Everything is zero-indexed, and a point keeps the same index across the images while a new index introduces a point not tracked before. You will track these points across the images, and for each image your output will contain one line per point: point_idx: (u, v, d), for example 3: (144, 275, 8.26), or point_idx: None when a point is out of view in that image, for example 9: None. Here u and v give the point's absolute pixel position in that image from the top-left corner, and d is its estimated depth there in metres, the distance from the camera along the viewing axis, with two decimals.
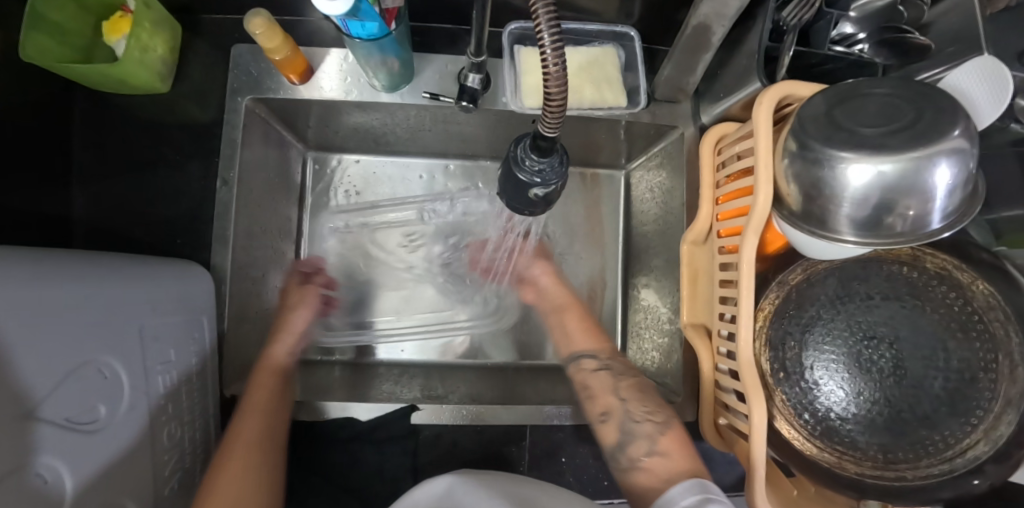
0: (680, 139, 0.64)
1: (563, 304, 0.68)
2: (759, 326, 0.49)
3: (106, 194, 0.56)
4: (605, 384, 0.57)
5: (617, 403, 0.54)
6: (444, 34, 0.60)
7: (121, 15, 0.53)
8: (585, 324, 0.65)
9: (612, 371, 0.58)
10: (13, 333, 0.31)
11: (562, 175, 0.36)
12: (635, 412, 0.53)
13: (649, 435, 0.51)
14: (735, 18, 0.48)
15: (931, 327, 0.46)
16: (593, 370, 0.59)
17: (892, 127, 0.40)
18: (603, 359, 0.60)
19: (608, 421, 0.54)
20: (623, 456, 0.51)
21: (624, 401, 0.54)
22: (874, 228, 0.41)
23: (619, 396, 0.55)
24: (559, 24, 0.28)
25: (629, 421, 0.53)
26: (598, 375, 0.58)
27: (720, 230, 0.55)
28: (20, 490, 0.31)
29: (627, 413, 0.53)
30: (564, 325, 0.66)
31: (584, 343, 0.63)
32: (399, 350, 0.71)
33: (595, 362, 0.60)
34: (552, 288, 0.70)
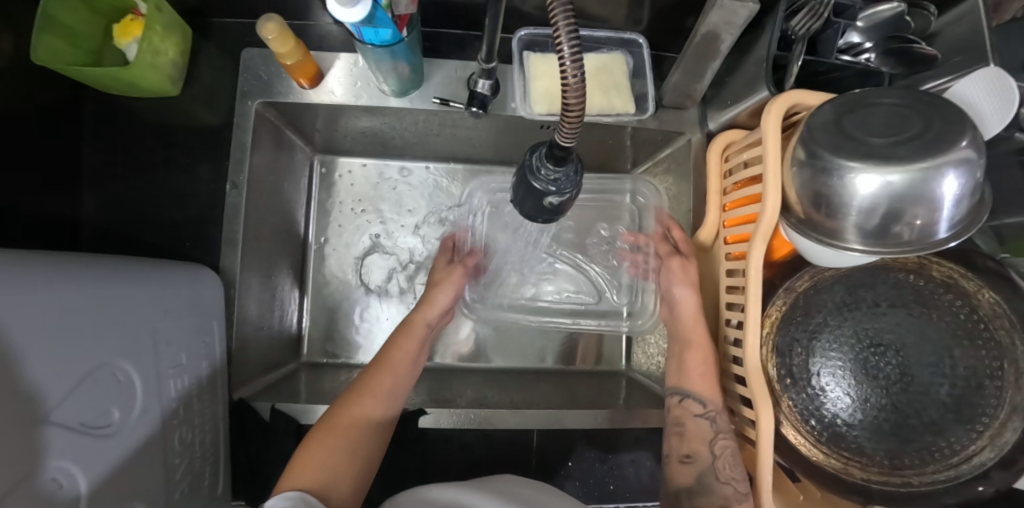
0: (687, 145, 0.64)
1: (691, 339, 0.56)
2: (766, 333, 0.49)
3: (115, 196, 0.56)
4: (704, 433, 0.51)
5: (707, 455, 0.50)
6: (454, 39, 0.60)
7: (132, 19, 0.53)
8: (710, 366, 0.53)
9: (715, 423, 0.51)
10: (28, 339, 0.32)
11: (576, 184, 0.36)
12: (722, 473, 0.49)
13: (727, 498, 0.48)
14: (743, 27, 0.48)
15: (937, 334, 0.46)
16: (696, 414, 0.52)
17: (901, 137, 0.41)
18: (712, 410, 0.52)
19: (692, 464, 0.51)
20: (688, 502, 0.50)
21: (716, 459, 0.49)
22: (882, 236, 0.42)
23: (713, 450, 0.50)
24: (578, 36, 0.27)
25: (711, 477, 0.49)
26: (698, 423, 0.52)
27: (728, 237, 0.55)
28: (36, 494, 0.31)
29: (713, 471, 0.49)
30: (682, 360, 0.55)
31: (697, 383, 0.53)
32: None
33: (701, 408, 0.52)
34: (688, 314, 0.58)
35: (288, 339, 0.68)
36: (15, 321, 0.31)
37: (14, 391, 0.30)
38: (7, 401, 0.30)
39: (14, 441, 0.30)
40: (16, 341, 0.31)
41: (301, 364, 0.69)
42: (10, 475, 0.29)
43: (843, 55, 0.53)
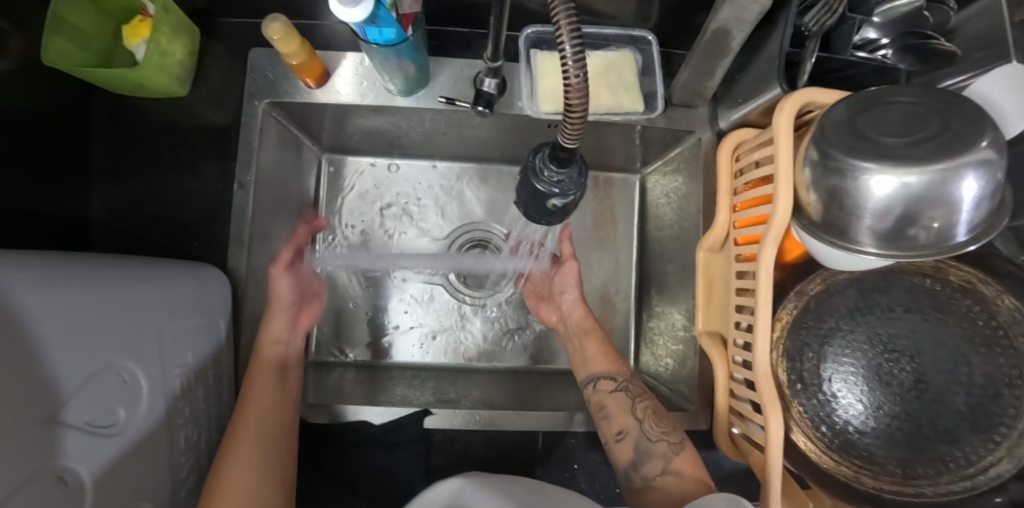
0: (697, 144, 0.63)
1: (586, 327, 0.63)
2: (776, 336, 0.48)
3: (124, 196, 0.57)
4: (623, 405, 0.55)
5: (634, 426, 0.53)
6: (460, 37, 0.60)
7: (141, 19, 0.53)
8: (606, 345, 0.61)
9: (629, 393, 0.56)
10: (32, 338, 0.32)
11: (580, 185, 0.36)
12: (652, 433, 0.53)
13: (665, 454, 0.51)
14: (755, 23, 0.47)
15: (954, 340, 0.45)
16: (610, 391, 0.57)
17: (918, 137, 0.40)
18: (620, 381, 0.57)
19: (625, 440, 0.53)
20: (637, 475, 0.51)
21: (641, 422, 0.53)
22: (897, 238, 0.40)
23: (637, 418, 0.54)
24: (580, 34, 0.27)
25: (645, 442, 0.52)
26: (616, 397, 0.56)
27: (737, 238, 0.54)
28: (41, 492, 0.31)
29: (644, 435, 0.53)
30: (581, 348, 0.62)
31: (601, 364, 0.59)
32: (414, 353, 0.71)
33: (614, 385, 0.57)
34: (576, 310, 0.65)
35: None
36: (20, 322, 0.31)
37: (21, 391, 0.31)
38: (14, 400, 0.30)
39: (22, 440, 0.30)
40: (22, 342, 0.31)
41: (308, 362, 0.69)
42: (16, 474, 0.29)
43: (858, 52, 0.52)
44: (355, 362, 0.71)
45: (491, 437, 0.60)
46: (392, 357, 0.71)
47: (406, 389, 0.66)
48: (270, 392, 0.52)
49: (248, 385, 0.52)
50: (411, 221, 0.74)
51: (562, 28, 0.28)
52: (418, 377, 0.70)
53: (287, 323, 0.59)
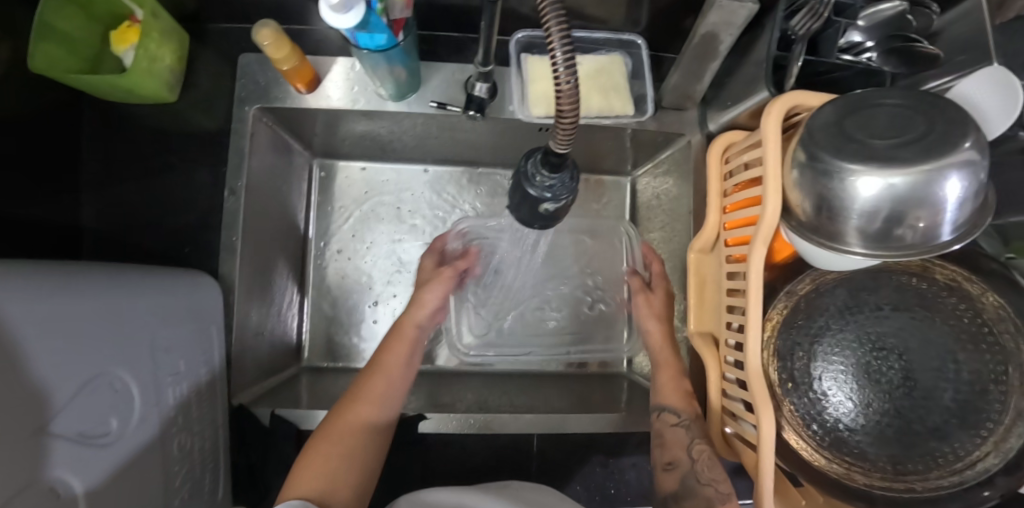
0: (687, 147, 0.64)
1: (661, 360, 0.61)
2: (767, 336, 0.49)
3: (113, 203, 0.56)
4: (681, 440, 0.55)
5: (686, 460, 0.53)
6: (451, 42, 0.60)
7: (129, 25, 0.53)
8: (680, 381, 0.59)
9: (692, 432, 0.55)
10: (25, 348, 0.32)
11: (573, 190, 0.36)
12: (703, 475, 0.52)
13: (710, 499, 0.51)
14: (743, 27, 0.48)
15: (941, 338, 0.46)
16: (672, 424, 0.56)
17: (903, 138, 0.40)
18: (685, 417, 0.56)
19: (673, 470, 0.53)
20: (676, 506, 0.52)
21: (694, 461, 0.52)
22: (885, 239, 0.41)
23: (692, 455, 0.53)
24: (570, 40, 0.27)
25: (694, 480, 0.52)
26: (676, 431, 0.55)
27: (728, 239, 0.55)
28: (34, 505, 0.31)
29: (694, 473, 0.52)
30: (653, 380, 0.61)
31: (673, 398, 0.57)
32: None
33: (677, 418, 0.56)
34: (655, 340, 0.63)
35: (288, 345, 0.68)
36: (12, 334, 0.31)
37: (15, 403, 0.30)
38: (6, 413, 0.30)
39: (17, 451, 0.30)
40: (15, 353, 0.31)
41: (302, 369, 0.70)
42: (9, 486, 0.29)
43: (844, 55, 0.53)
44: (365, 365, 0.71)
45: (488, 441, 0.60)
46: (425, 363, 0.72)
47: None
48: (346, 451, 0.47)
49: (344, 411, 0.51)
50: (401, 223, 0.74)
51: (552, 34, 0.28)
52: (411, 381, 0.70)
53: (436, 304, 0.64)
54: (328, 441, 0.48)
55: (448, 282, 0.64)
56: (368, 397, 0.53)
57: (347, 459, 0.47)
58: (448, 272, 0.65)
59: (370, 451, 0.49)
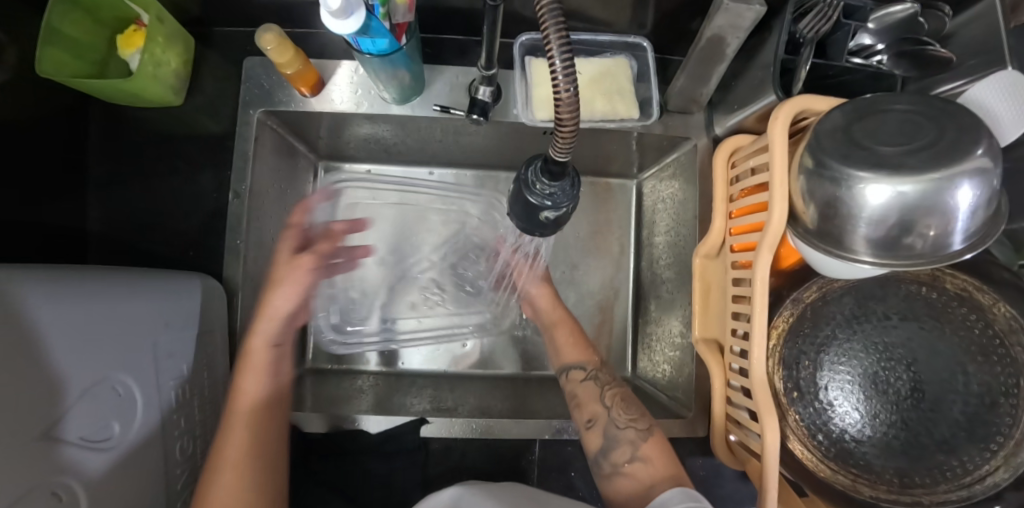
0: (693, 150, 0.63)
1: (556, 319, 0.66)
2: (773, 344, 0.48)
3: (120, 206, 0.57)
4: (592, 394, 0.59)
5: (603, 411, 0.56)
6: (455, 44, 0.59)
7: (135, 29, 0.53)
8: (576, 335, 0.65)
9: (598, 382, 0.60)
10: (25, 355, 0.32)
11: (573, 197, 0.36)
12: (620, 419, 0.55)
13: (633, 442, 0.53)
14: (750, 30, 0.47)
15: (951, 349, 0.45)
16: (581, 380, 0.61)
17: (914, 145, 0.40)
18: (591, 370, 0.61)
19: (593, 428, 0.55)
20: (606, 461, 0.53)
21: (610, 410, 0.56)
22: (893, 248, 0.41)
23: (606, 405, 0.57)
24: (571, 49, 0.27)
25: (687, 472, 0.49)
26: (586, 385, 0.60)
27: (734, 245, 0.54)
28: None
29: (613, 423, 0.55)
30: (553, 339, 0.66)
31: (573, 354, 0.63)
32: (412, 357, 0.71)
33: (584, 373, 0.61)
34: (546, 303, 0.68)
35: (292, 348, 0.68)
36: (14, 340, 0.32)
37: (14, 409, 0.31)
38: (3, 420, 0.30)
39: (14, 458, 0.30)
40: (17, 359, 0.31)
41: (305, 370, 0.70)
42: (11, 490, 0.30)
43: (854, 57, 0.51)
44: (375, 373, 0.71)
45: (489, 446, 0.60)
46: (399, 362, 0.71)
47: (403, 397, 0.66)
48: (243, 441, 0.48)
49: (228, 411, 0.50)
50: (417, 229, 0.74)
51: (552, 39, 0.28)
52: (414, 384, 0.69)
53: (287, 297, 0.56)
54: (222, 446, 0.47)
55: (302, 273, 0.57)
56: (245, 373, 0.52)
57: (252, 453, 0.48)
58: (305, 260, 0.57)
59: (262, 432, 0.50)
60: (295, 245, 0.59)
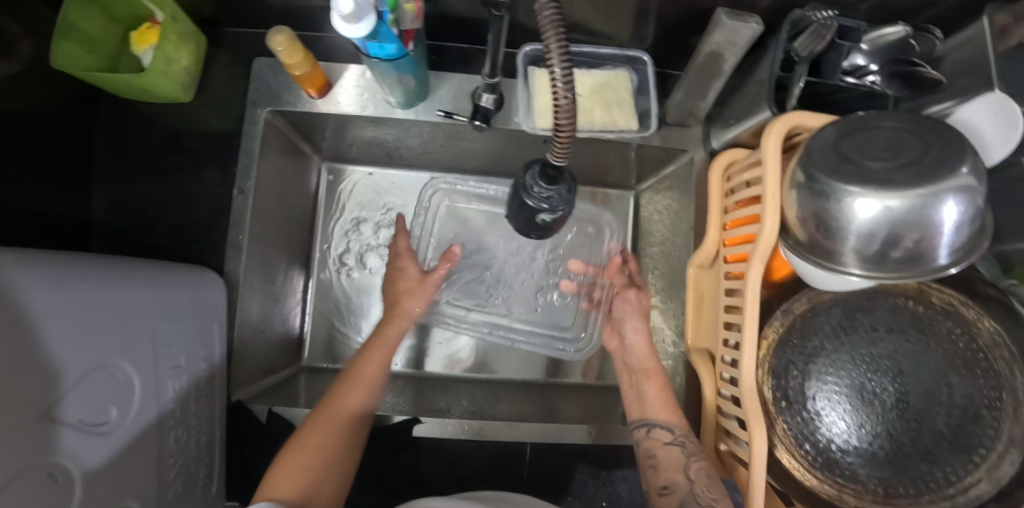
0: (690, 163, 0.64)
1: (648, 368, 0.59)
2: (762, 355, 0.49)
3: (124, 199, 0.58)
4: (676, 461, 0.50)
5: (683, 482, 0.48)
6: (459, 52, 0.61)
7: (150, 27, 0.54)
8: (666, 389, 0.56)
9: (686, 448, 0.51)
10: (30, 335, 0.33)
11: (569, 202, 0.37)
12: (702, 496, 0.47)
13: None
14: (746, 47, 0.50)
15: (934, 362, 0.45)
16: (665, 441, 0.52)
17: (901, 162, 0.41)
18: (678, 434, 0.52)
19: (670, 495, 0.48)
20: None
21: (693, 483, 0.48)
22: (878, 261, 0.42)
23: (689, 476, 0.48)
24: (570, 61, 0.29)
25: (693, 501, 0.47)
26: (670, 449, 0.51)
27: (727, 256, 0.55)
28: (31, 489, 0.32)
29: (694, 497, 0.47)
30: (642, 391, 0.58)
31: (659, 410, 0.55)
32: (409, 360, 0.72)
33: (669, 435, 0.52)
34: (639, 347, 0.62)
35: (288, 346, 0.68)
36: (22, 321, 0.33)
37: (16, 388, 0.31)
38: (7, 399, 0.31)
39: (14, 434, 0.31)
40: (21, 339, 0.32)
41: (301, 368, 0.71)
42: (5, 471, 0.30)
43: (848, 77, 0.53)
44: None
45: (480, 448, 0.59)
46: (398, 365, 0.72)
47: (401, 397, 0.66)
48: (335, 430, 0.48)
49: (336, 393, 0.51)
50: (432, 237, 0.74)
51: (551, 50, 0.29)
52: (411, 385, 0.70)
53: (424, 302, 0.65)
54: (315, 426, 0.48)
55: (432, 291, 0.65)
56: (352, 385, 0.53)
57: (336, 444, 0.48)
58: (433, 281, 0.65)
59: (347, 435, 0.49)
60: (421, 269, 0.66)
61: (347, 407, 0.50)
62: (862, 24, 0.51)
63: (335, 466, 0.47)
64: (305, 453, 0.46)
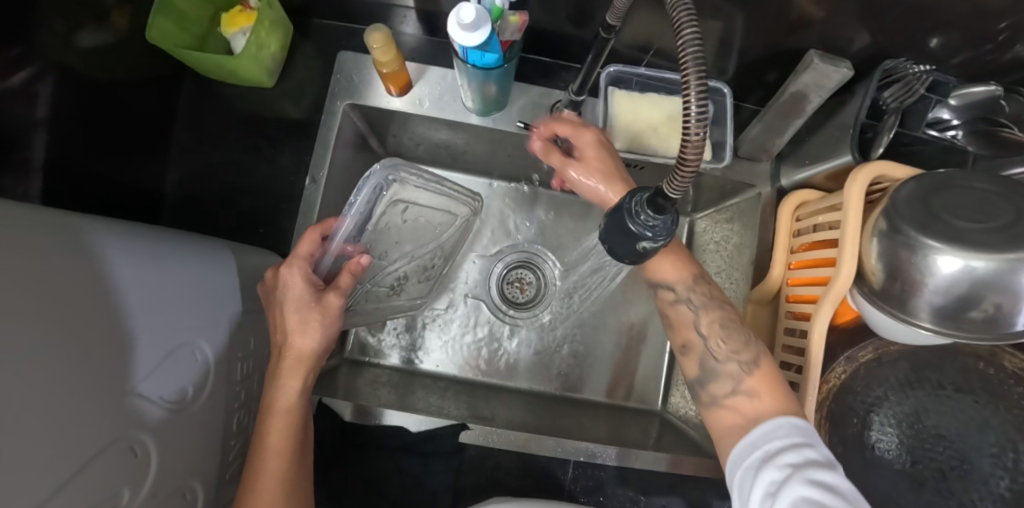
0: (755, 199, 0.64)
1: None
2: (821, 398, 0.49)
3: (195, 177, 0.58)
4: (687, 319, 0.48)
5: (698, 340, 0.47)
6: (542, 67, 0.62)
7: (240, 10, 0.53)
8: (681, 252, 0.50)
9: (692, 302, 0.48)
10: (121, 309, 0.33)
11: (671, 232, 0.37)
12: (717, 351, 0.45)
13: (734, 374, 0.44)
14: (833, 91, 0.51)
15: (1001, 425, 0.45)
16: (672, 302, 0.49)
17: (990, 224, 0.41)
18: (681, 289, 0.48)
19: (689, 354, 0.47)
20: (703, 392, 0.46)
21: (707, 340, 0.46)
22: (955, 318, 0.42)
23: (702, 332, 0.47)
24: (707, 94, 0.27)
25: (711, 359, 0.46)
26: (678, 310, 0.48)
27: (789, 295, 0.56)
28: (109, 467, 0.31)
29: (709, 353, 0.46)
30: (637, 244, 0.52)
31: (665, 264, 0.49)
32: (438, 365, 0.71)
33: (674, 294, 0.49)
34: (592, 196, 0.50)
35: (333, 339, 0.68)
36: (112, 295, 0.32)
37: (102, 363, 0.31)
38: (92, 373, 0.30)
39: (96, 414, 0.30)
40: (113, 313, 0.32)
41: (342, 359, 0.68)
42: (84, 448, 0.29)
43: (931, 130, 0.53)
44: (392, 366, 0.71)
45: (523, 459, 0.59)
46: (418, 362, 0.71)
47: (440, 401, 0.66)
48: (281, 445, 0.43)
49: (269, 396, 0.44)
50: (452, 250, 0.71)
51: (691, 83, 0.28)
52: (448, 388, 0.69)
53: (315, 333, 0.45)
54: (267, 435, 0.43)
55: (336, 319, 0.47)
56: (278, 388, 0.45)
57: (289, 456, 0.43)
58: (332, 304, 0.46)
59: (299, 435, 0.45)
60: (308, 290, 0.45)
61: (280, 417, 0.44)
62: (954, 80, 0.51)
63: (298, 474, 0.44)
64: (273, 469, 0.42)
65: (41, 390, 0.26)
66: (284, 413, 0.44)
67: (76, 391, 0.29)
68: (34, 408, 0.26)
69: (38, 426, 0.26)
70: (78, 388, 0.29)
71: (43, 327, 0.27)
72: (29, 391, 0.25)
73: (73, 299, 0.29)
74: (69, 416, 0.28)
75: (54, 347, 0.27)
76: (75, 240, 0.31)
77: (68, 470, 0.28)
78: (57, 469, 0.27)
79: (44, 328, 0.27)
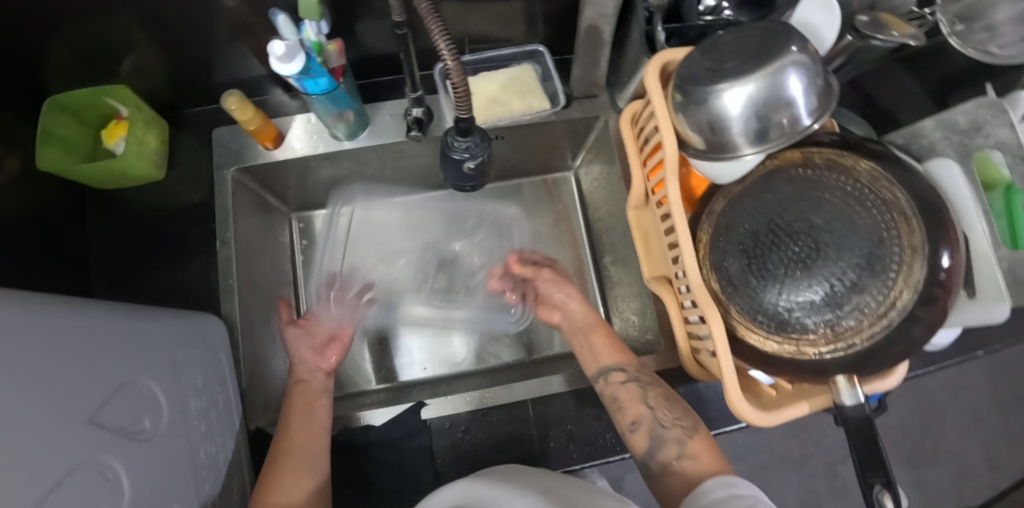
0: (605, 127, 0.74)
1: (591, 322, 0.65)
2: (702, 254, 0.57)
3: (120, 273, 0.65)
4: (635, 396, 0.55)
5: (646, 411, 0.54)
6: (387, 85, 0.71)
7: (116, 122, 0.63)
8: (612, 339, 0.62)
9: (641, 382, 0.56)
10: (73, 348, 0.37)
11: (486, 148, 0.46)
12: (664, 419, 0.53)
13: (679, 439, 0.51)
14: (616, 16, 0.58)
15: (836, 207, 0.51)
16: (622, 382, 0.57)
17: (747, 53, 0.50)
18: (631, 371, 0.57)
19: (639, 429, 0.53)
20: (654, 462, 0.52)
21: (654, 409, 0.54)
22: (763, 138, 0.50)
23: (649, 404, 0.54)
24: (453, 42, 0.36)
25: (659, 427, 0.53)
26: (628, 387, 0.56)
27: (653, 188, 0.63)
28: (85, 484, 0.35)
29: (657, 421, 0.53)
30: (589, 343, 0.63)
31: (610, 356, 0.60)
32: (420, 369, 0.76)
33: (624, 374, 0.57)
34: (579, 309, 0.67)
35: None
36: (64, 336, 0.37)
37: (67, 391, 0.35)
38: (58, 398, 0.34)
39: (66, 435, 0.34)
40: (66, 350, 0.36)
41: None
42: (59, 466, 0.33)
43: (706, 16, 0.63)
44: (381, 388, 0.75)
45: (485, 416, 0.62)
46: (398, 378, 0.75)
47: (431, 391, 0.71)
48: (302, 428, 0.55)
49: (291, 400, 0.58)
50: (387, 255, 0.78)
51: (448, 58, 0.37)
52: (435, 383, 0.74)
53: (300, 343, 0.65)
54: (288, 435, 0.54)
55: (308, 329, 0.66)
56: (300, 399, 0.59)
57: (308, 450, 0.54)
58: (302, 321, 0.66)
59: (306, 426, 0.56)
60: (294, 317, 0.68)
61: (309, 422, 0.56)
62: None
63: (315, 464, 0.53)
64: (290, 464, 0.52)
65: (20, 406, 0.31)
66: (299, 416, 0.56)
67: (46, 413, 0.33)
68: (15, 421, 0.30)
69: (22, 437, 0.30)
70: (48, 407, 0.33)
71: (19, 354, 0.32)
72: (12, 406, 0.30)
73: (31, 337, 0.34)
74: (44, 435, 0.32)
75: (25, 374, 0.32)
76: (20, 295, 0.36)
77: (52, 478, 0.32)
78: (42, 476, 0.31)
79: (15, 356, 0.31)
